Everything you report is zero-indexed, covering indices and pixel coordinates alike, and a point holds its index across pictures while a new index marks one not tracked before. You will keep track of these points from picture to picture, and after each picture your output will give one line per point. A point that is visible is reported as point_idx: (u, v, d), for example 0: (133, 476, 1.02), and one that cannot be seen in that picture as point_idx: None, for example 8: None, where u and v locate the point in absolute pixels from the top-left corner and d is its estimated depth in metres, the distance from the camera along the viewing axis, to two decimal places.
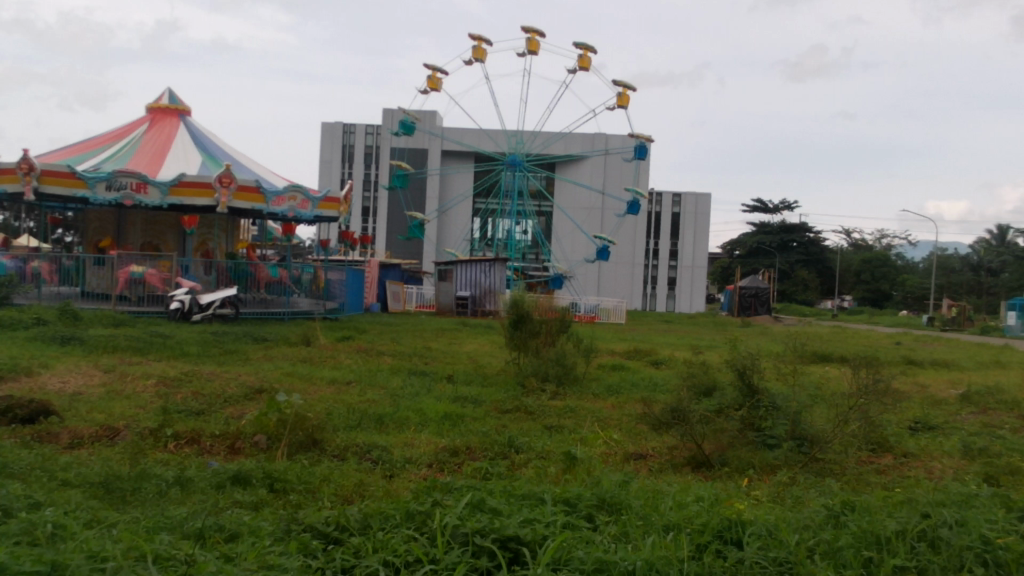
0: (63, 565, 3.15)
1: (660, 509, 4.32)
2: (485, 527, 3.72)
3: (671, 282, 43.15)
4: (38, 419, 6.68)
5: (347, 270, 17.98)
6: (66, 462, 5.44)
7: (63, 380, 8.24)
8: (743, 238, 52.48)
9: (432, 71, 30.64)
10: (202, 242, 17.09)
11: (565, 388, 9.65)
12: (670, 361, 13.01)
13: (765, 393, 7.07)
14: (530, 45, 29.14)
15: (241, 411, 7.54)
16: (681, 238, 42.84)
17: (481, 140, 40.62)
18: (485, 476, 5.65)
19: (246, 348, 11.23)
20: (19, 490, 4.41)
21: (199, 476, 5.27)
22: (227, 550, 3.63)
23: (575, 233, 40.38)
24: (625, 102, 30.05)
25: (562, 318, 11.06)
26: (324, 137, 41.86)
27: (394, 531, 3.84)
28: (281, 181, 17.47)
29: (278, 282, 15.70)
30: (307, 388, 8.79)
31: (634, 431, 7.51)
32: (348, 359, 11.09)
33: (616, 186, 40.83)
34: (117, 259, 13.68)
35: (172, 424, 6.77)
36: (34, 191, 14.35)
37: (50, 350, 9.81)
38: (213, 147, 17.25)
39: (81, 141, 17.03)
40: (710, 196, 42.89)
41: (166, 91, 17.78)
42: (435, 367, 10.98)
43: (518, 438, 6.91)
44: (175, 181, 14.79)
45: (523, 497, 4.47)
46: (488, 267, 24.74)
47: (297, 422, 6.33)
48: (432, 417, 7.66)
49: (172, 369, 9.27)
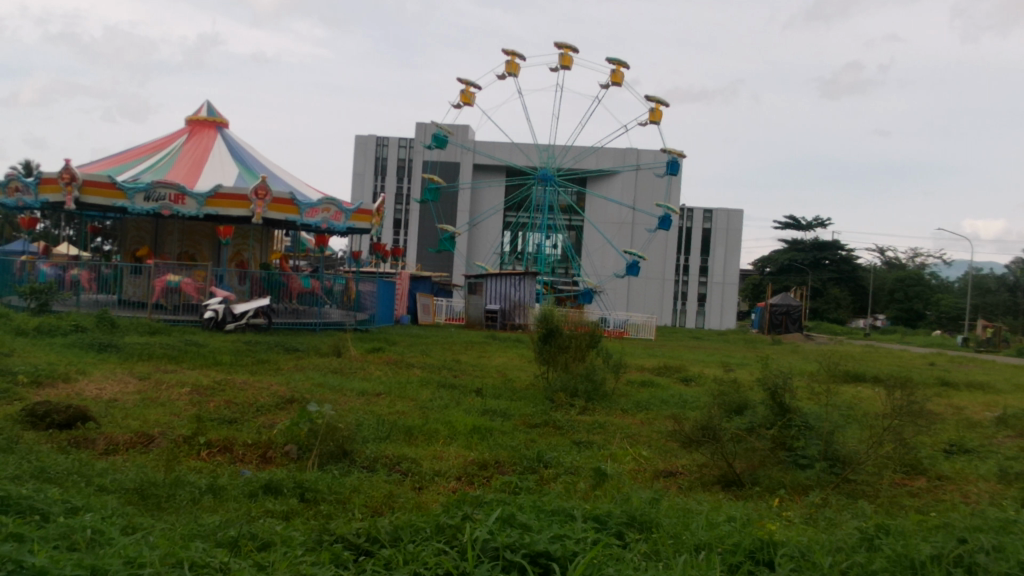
0: (103, 568, 3.20)
1: (691, 527, 4.29)
2: (515, 541, 3.72)
3: (701, 298, 42.82)
4: (75, 424, 6.79)
5: (379, 281, 18.11)
6: (103, 468, 5.51)
7: (100, 387, 8.34)
8: (775, 255, 52.29)
9: (465, 85, 30.81)
10: (238, 252, 17.30)
11: (594, 404, 9.62)
12: (700, 378, 12.92)
13: (796, 412, 7.00)
14: (563, 60, 29.19)
15: (273, 420, 7.63)
16: (712, 254, 42.60)
17: (512, 154, 40.79)
18: (513, 490, 5.67)
19: (277, 358, 11.33)
20: (57, 494, 4.50)
21: (232, 484, 5.34)
22: (260, 559, 3.67)
23: (604, 248, 40.42)
24: (656, 117, 29.92)
25: (593, 334, 10.98)
26: (358, 150, 42.17)
27: (424, 543, 3.85)
28: (315, 193, 17.65)
29: (311, 293, 15.67)
30: (338, 399, 8.86)
31: (664, 448, 7.44)
32: (378, 370, 11.16)
33: (647, 202, 40.72)
34: (154, 268, 13.96)
35: (206, 432, 6.87)
36: (76, 201, 14.63)
37: (88, 356, 9.98)
38: (250, 159, 17.47)
39: (121, 151, 17.36)
40: (742, 212, 42.57)
41: (205, 103, 18.08)
42: (463, 380, 11.01)
43: (547, 453, 6.88)
44: (211, 193, 14.99)
45: (552, 513, 4.46)
46: (518, 281, 24.77)
47: (328, 432, 6.35)
48: (461, 429, 7.68)
49: (206, 377, 9.41)
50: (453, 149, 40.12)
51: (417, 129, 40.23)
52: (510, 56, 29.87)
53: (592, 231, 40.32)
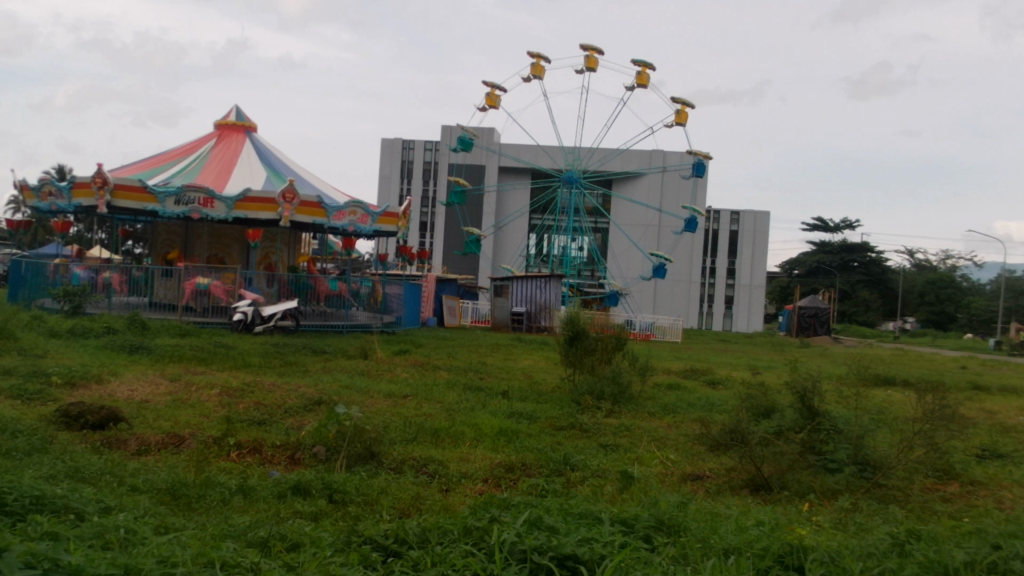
0: (136, 567, 3.24)
1: (720, 531, 4.26)
2: (543, 544, 3.72)
3: (728, 300, 42.50)
4: (108, 425, 6.88)
5: (405, 284, 18.20)
6: (134, 468, 5.57)
7: (132, 388, 8.45)
8: (802, 257, 51.86)
9: (491, 88, 30.89)
10: (266, 255, 17.44)
11: (621, 407, 9.60)
12: (727, 381, 12.84)
13: (826, 416, 6.94)
14: (589, 62, 29.15)
15: (301, 421, 7.69)
16: (739, 256, 42.31)
17: (538, 157, 40.79)
18: (540, 493, 5.67)
19: (305, 360, 11.41)
20: (90, 494, 4.56)
21: (261, 485, 5.39)
22: (290, 560, 3.71)
23: (630, 251, 40.33)
24: (682, 119, 29.79)
25: (619, 336, 10.95)
26: (384, 153, 42.37)
27: (452, 545, 3.86)
28: (343, 196, 17.77)
29: (338, 296, 15.82)
30: (365, 401, 8.91)
31: (692, 451, 7.40)
32: (405, 372, 11.20)
33: (673, 204, 40.56)
34: (185, 271, 14.16)
35: (236, 433, 6.93)
36: (108, 204, 14.85)
37: (120, 358, 10.12)
38: (278, 163, 17.63)
39: (151, 156, 17.58)
40: (769, 214, 42.27)
41: (234, 107, 18.26)
42: (489, 382, 11.01)
43: (573, 455, 6.87)
44: (240, 197, 15.14)
45: (580, 517, 4.45)
46: (544, 283, 24.78)
47: (355, 434, 6.39)
48: (487, 432, 7.69)
49: (235, 378, 9.49)
50: (478, 152, 40.20)
51: (443, 131, 40.36)
52: (535, 58, 29.87)
53: (617, 233, 40.24)
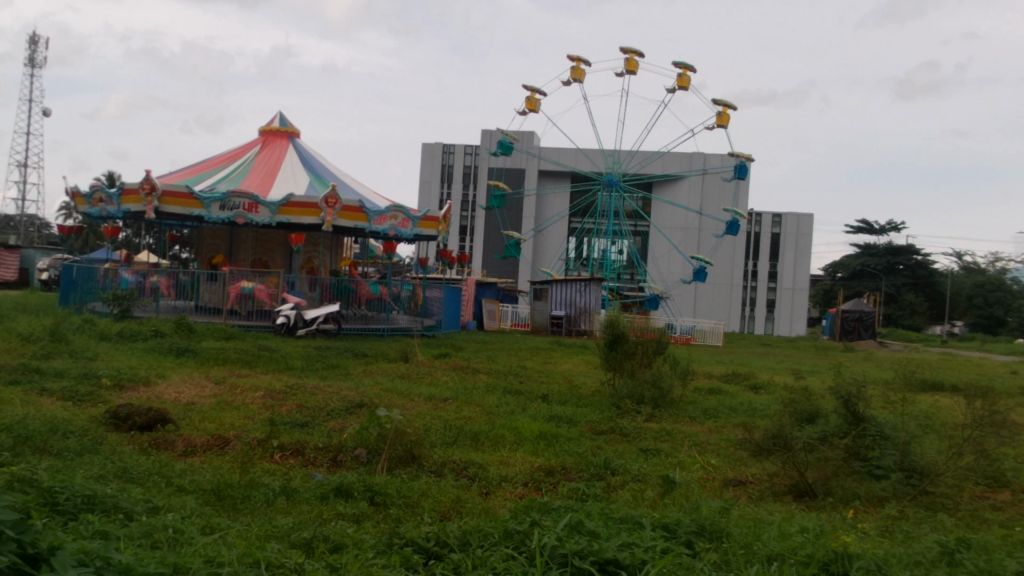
0: (184, 567, 3.30)
1: (763, 538, 4.22)
2: (584, 548, 3.72)
3: (770, 304, 41.98)
4: (155, 426, 7.01)
5: (445, 287, 18.30)
6: (180, 469, 5.68)
7: (178, 391, 8.61)
8: (847, 260, 51.09)
9: (531, 92, 30.93)
10: (309, 259, 17.65)
11: (661, 411, 9.53)
12: (769, 386, 12.68)
13: (871, 422, 6.82)
14: (629, 65, 29.02)
15: (343, 424, 7.76)
16: (782, 259, 41.77)
17: (577, 160, 40.74)
18: (581, 497, 5.65)
19: (346, 363, 11.54)
20: (139, 494, 4.66)
21: (304, 487, 5.45)
22: (333, 560, 3.76)
23: (671, 254, 40.07)
24: (724, 121, 29.50)
25: (660, 340, 10.88)
26: (425, 158, 42.57)
27: (492, 549, 3.87)
28: (384, 200, 17.90)
29: (379, 299, 15.89)
30: (405, 404, 8.97)
31: (734, 456, 7.32)
32: (445, 376, 11.26)
33: (714, 207, 40.21)
34: (229, 275, 14.45)
35: (279, 435, 7.02)
36: (156, 210, 15.17)
37: (167, 361, 10.30)
38: (321, 168, 17.82)
39: (198, 162, 17.90)
40: (812, 216, 41.66)
41: (278, 114, 18.51)
42: (529, 386, 11.00)
43: (614, 460, 6.85)
44: (284, 202, 15.33)
45: (621, 521, 4.43)
46: (584, 287, 24.76)
47: (396, 437, 6.46)
48: (527, 436, 7.68)
49: (278, 381, 9.61)
50: (518, 155, 40.26)
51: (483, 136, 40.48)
52: (575, 61, 29.84)
53: (658, 236, 40.02)
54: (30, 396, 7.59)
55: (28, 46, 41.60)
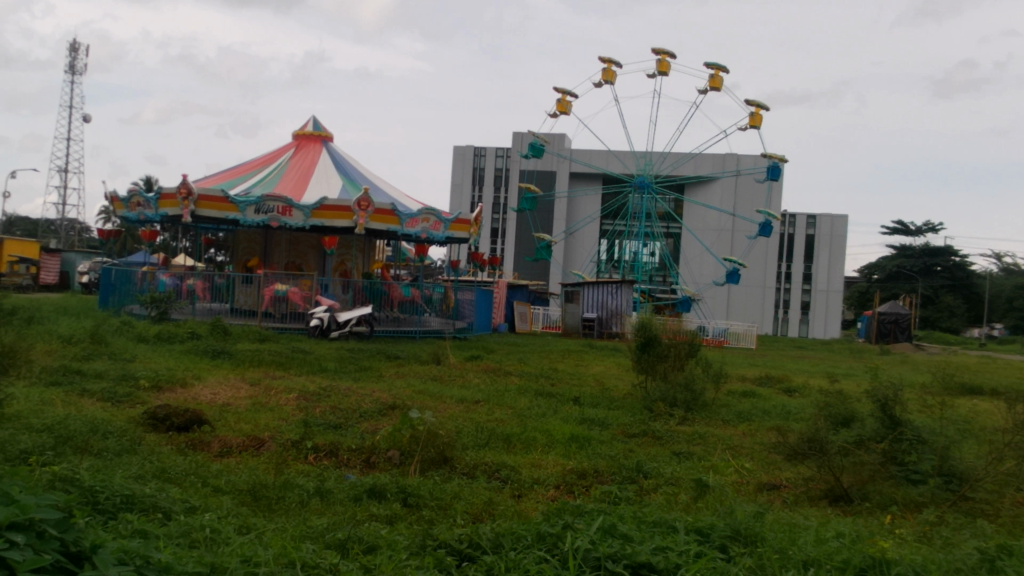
0: (221, 566, 3.34)
1: (798, 543, 4.18)
2: (617, 551, 3.71)
3: (804, 306, 41.51)
4: (192, 427, 7.11)
5: (477, 289, 18.35)
6: (217, 469, 5.75)
7: (215, 392, 8.73)
8: (882, 261, 50.44)
9: (562, 95, 30.91)
10: (341, 262, 17.80)
11: (694, 414, 9.47)
12: (804, 389, 12.54)
13: (909, 426, 6.72)
14: (661, 66, 28.91)
15: (376, 426, 7.81)
16: (816, 260, 41.27)
17: (609, 162, 40.64)
18: (613, 500, 5.64)
19: (379, 365, 11.62)
20: (178, 494, 4.73)
21: (338, 488, 5.49)
22: (367, 561, 3.77)
23: (703, 256, 39.81)
24: (757, 121, 29.25)
25: (692, 342, 10.81)
26: (456, 161, 42.66)
27: (525, 551, 3.88)
28: (416, 203, 18.00)
29: (411, 302, 15.95)
30: (438, 406, 9.01)
31: (768, 460, 7.25)
32: (477, 378, 11.27)
33: (747, 208, 39.89)
34: (264, 278, 14.57)
35: (313, 437, 7.08)
36: (192, 214, 15.37)
37: (204, 363, 10.43)
38: (354, 172, 17.96)
39: (233, 166, 18.12)
40: (847, 217, 41.14)
41: (311, 118, 18.69)
42: (561, 388, 10.99)
43: (646, 463, 6.82)
44: (317, 205, 15.46)
45: (653, 524, 4.41)
46: (616, 289, 24.68)
47: (429, 439, 6.50)
48: (559, 438, 7.69)
49: (312, 383, 9.69)
50: (549, 158, 40.23)
51: (514, 138, 40.51)
52: (607, 63, 29.80)
53: (690, 238, 39.80)
54: (71, 396, 7.73)
55: (68, 54, 42.35)
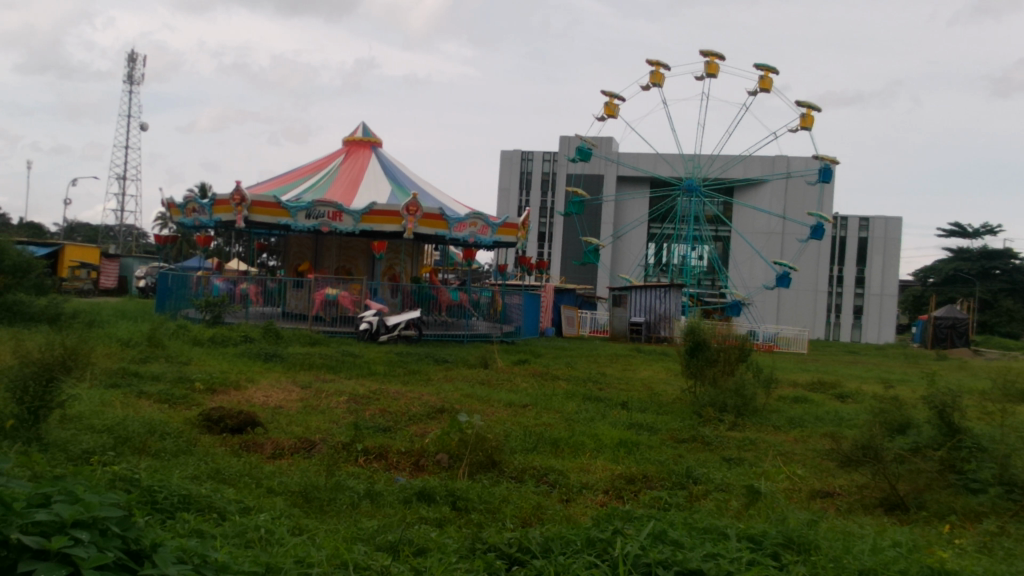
0: (276, 567, 3.40)
1: (853, 551, 4.09)
2: (667, 558, 3.69)
3: (857, 310, 40.72)
4: (245, 428, 7.24)
5: (525, 293, 18.37)
6: (270, 470, 5.85)
7: (267, 394, 8.87)
8: (938, 265, 49.52)
9: (609, 98, 30.83)
10: (390, 266, 17.92)
11: (744, 419, 9.35)
12: (857, 395, 12.30)
13: (968, 433, 6.56)
14: (710, 68, 28.65)
15: (425, 429, 7.88)
16: (869, 263, 40.44)
17: (656, 165, 40.41)
18: (663, 506, 5.59)
19: (427, 369, 11.68)
20: (233, 494, 4.83)
21: (388, 490, 5.54)
22: (418, 564, 3.80)
23: (753, 259, 39.31)
24: (808, 122, 28.81)
25: (742, 347, 10.68)
26: (503, 165, 42.85)
27: (575, 556, 3.87)
28: (464, 208, 18.09)
29: (459, 305, 16.07)
30: (486, 410, 9.05)
31: (821, 467, 7.13)
32: (524, 382, 11.26)
33: (798, 210, 39.28)
34: (315, 282, 14.79)
35: (363, 439, 7.16)
36: (245, 219, 15.67)
37: (256, 365, 10.63)
38: (402, 177, 18.11)
39: (285, 173, 18.40)
40: (902, 219, 40.24)
41: (361, 124, 18.90)
42: (609, 393, 10.94)
43: (696, 468, 6.75)
44: (366, 210, 15.63)
45: (705, 531, 4.36)
46: (664, 293, 24.48)
47: (477, 443, 6.54)
48: (607, 443, 7.65)
49: (362, 386, 9.79)
50: (597, 161, 40.15)
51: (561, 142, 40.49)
52: (654, 66, 29.62)
53: (739, 241, 39.34)
54: (130, 398, 7.92)
55: (127, 64, 43.45)
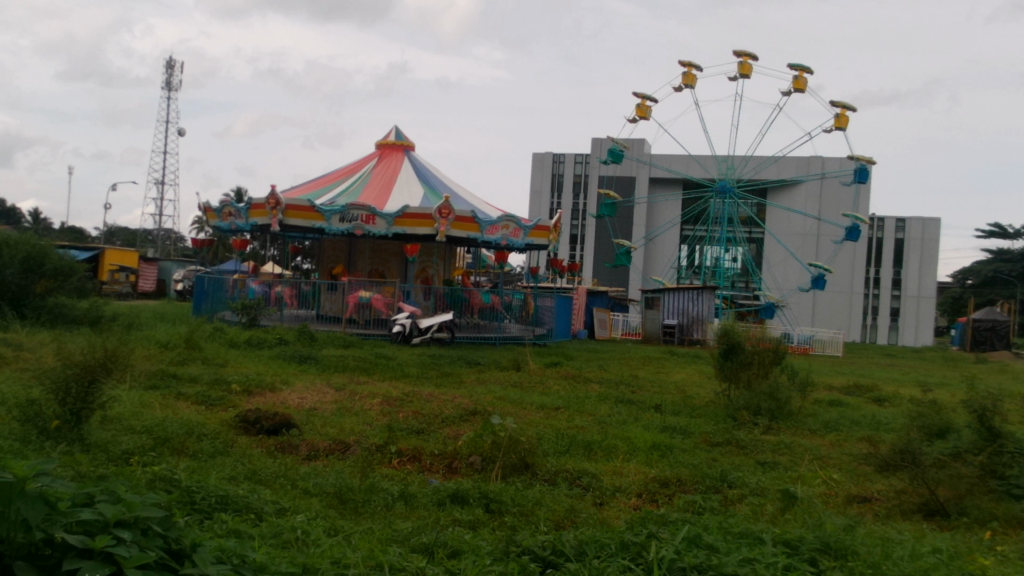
0: (313, 567, 3.44)
1: (893, 557, 4.05)
2: (702, 563, 3.67)
3: (893, 312, 40.11)
4: (281, 430, 7.31)
5: (557, 296, 18.35)
6: (306, 472, 5.91)
7: (302, 396, 8.97)
8: (977, 267, 48.60)
9: (641, 100, 30.70)
10: (423, 269, 18.00)
11: (779, 422, 9.27)
12: (895, 398, 12.12)
13: (1010, 438, 6.42)
14: (743, 69, 28.43)
15: (458, 431, 7.90)
16: (906, 265, 39.83)
17: (689, 166, 40.18)
18: (698, 510, 5.55)
19: (460, 371, 11.73)
20: (270, 496, 4.88)
21: (422, 492, 5.56)
22: (452, 566, 3.81)
23: (787, 261, 38.93)
24: (843, 123, 28.47)
25: (777, 350, 10.58)
26: (535, 168, 42.83)
27: (609, 560, 3.86)
28: (496, 211, 18.11)
29: (491, 308, 16.11)
30: (518, 412, 9.06)
31: (858, 472, 7.04)
32: (556, 385, 11.26)
33: (833, 211, 38.82)
34: (349, 285, 14.92)
35: (396, 441, 7.20)
36: (280, 223, 15.85)
37: (291, 367, 10.74)
38: (435, 180, 18.19)
39: (319, 176, 18.57)
40: (940, 220, 39.58)
41: (393, 128, 19.02)
42: (643, 396, 10.89)
43: (731, 473, 6.70)
44: (399, 213, 15.72)
45: (740, 536, 4.33)
46: (697, 295, 24.34)
47: (510, 445, 6.54)
48: (641, 446, 7.62)
49: (396, 389, 9.86)
50: (629, 163, 40.03)
51: (593, 145, 40.41)
52: (687, 67, 29.47)
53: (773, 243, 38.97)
54: (169, 400, 8.03)
55: (164, 71, 44.10)
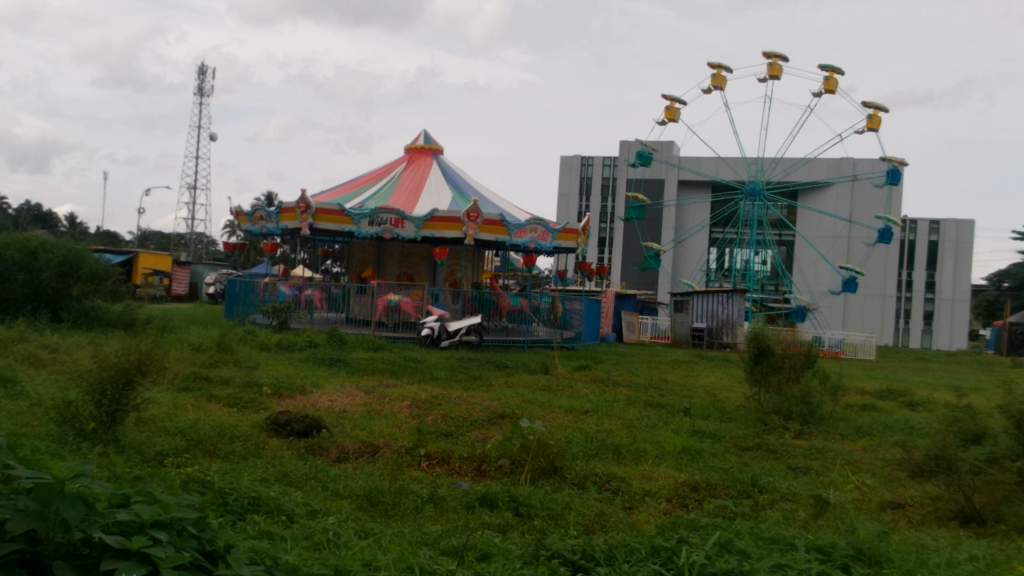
0: (345, 568, 3.47)
1: (928, 564, 3.99)
2: (734, 567, 3.64)
3: (927, 316, 39.52)
4: (311, 432, 7.35)
5: (585, 299, 18.30)
6: (337, 474, 5.94)
7: (332, 399, 9.03)
8: (1013, 270, 47.69)
9: (670, 102, 30.59)
10: (451, 272, 18.06)
11: (810, 427, 9.16)
12: (929, 403, 11.94)
13: None
14: (773, 70, 28.24)
15: (486, 434, 7.91)
16: (939, 268, 39.24)
17: (718, 169, 39.97)
18: (728, 515, 5.51)
19: (489, 374, 11.76)
20: (301, 497, 4.92)
21: (451, 495, 5.57)
22: (481, 569, 3.81)
23: (818, 264, 38.55)
24: (875, 124, 28.18)
25: (808, 354, 10.48)
26: (563, 171, 42.81)
27: (639, 564, 3.85)
28: (524, 214, 18.12)
29: (519, 311, 16.11)
30: (547, 416, 9.05)
31: (891, 477, 6.94)
32: (585, 388, 11.23)
33: (865, 213, 38.38)
34: (378, 288, 15.01)
35: (425, 444, 7.22)
36: (310, 227, 15.95)
37: (321, 370, 10.80)
38: (463, 183, 18.25)
39: (349, 180, 18.70)
40: (974, 222, 38.98)
41: (422, 132, 19.11)
42: (672, 399, 10.83)
43: (762, 477, 6.65)
44: (428, 217, 15.78)
45: (771, 541, 4.29)
46: (726, 298, 24.16)
47: (539, 449, 6.55)
48: (670, 450, 7.58)
49: (425, 392, 9.90)
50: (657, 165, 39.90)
51: (621, 147, 40.33)
52: (716, 69, 29.33)
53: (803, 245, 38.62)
54: (201, 402, 8.13)
55: (197, 77, 44.57)
